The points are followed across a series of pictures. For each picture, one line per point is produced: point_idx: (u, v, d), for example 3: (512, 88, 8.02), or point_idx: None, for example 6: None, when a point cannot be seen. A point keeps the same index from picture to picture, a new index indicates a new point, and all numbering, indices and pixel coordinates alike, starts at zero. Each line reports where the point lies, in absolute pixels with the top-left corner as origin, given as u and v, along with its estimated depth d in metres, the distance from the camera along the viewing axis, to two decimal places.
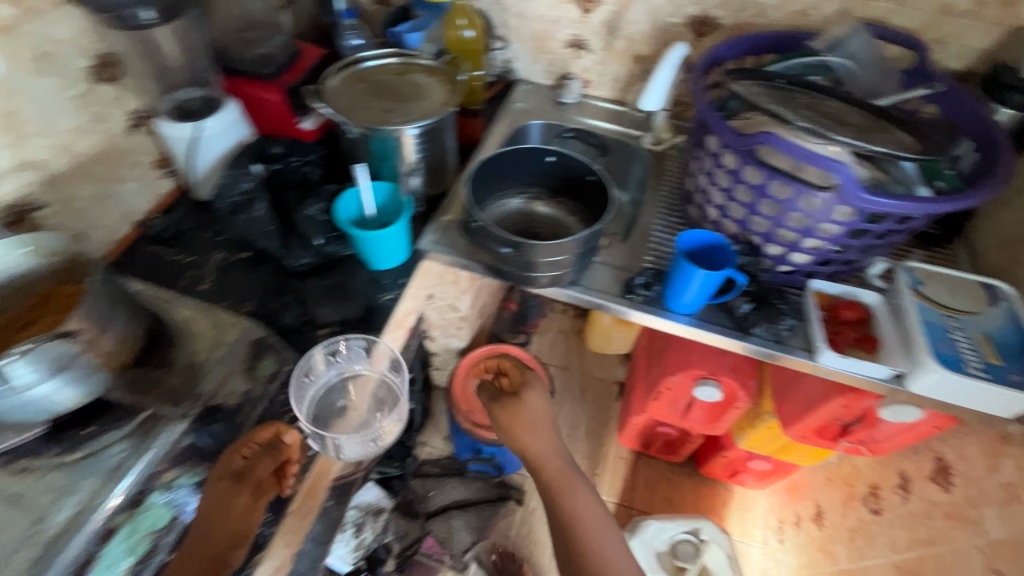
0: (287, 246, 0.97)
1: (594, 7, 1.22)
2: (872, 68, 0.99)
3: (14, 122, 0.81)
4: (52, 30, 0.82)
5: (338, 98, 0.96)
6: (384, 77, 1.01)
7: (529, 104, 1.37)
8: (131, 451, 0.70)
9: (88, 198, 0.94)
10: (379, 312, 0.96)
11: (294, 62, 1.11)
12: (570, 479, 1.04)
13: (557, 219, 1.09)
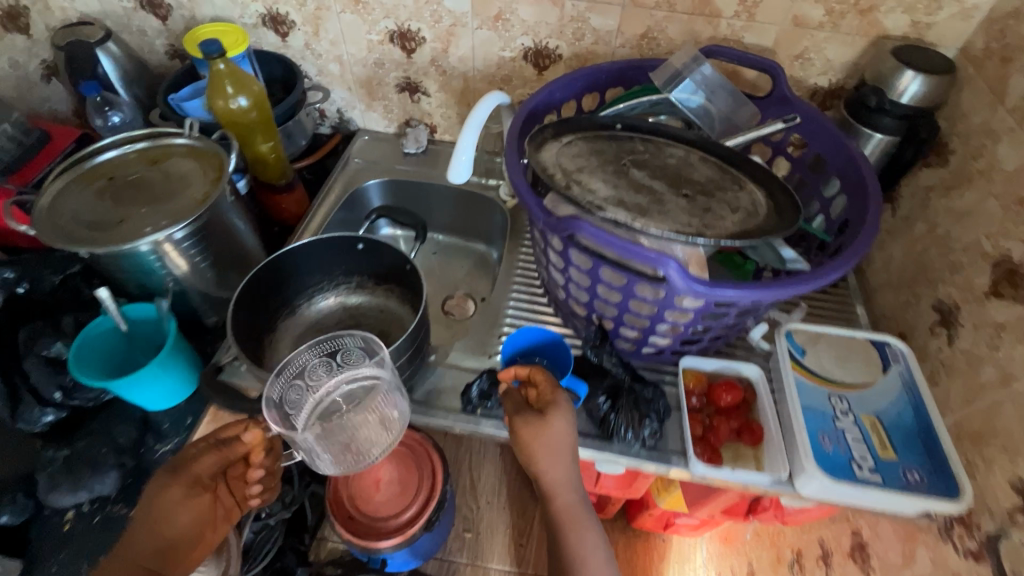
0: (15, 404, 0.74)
1: (416, 45, 1.03)
2: (723, 98, 0.84)
3: None
4: None
5: (61, 207, 0.75)
6: (127, 169, 0.81)
7: (367, 159, 1.17)
8: None
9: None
10: (148, 473, 0.75)
11: (32, 156, 0.89)
12: (578, 517, 0.71)
13: (382, 310, 0.91)
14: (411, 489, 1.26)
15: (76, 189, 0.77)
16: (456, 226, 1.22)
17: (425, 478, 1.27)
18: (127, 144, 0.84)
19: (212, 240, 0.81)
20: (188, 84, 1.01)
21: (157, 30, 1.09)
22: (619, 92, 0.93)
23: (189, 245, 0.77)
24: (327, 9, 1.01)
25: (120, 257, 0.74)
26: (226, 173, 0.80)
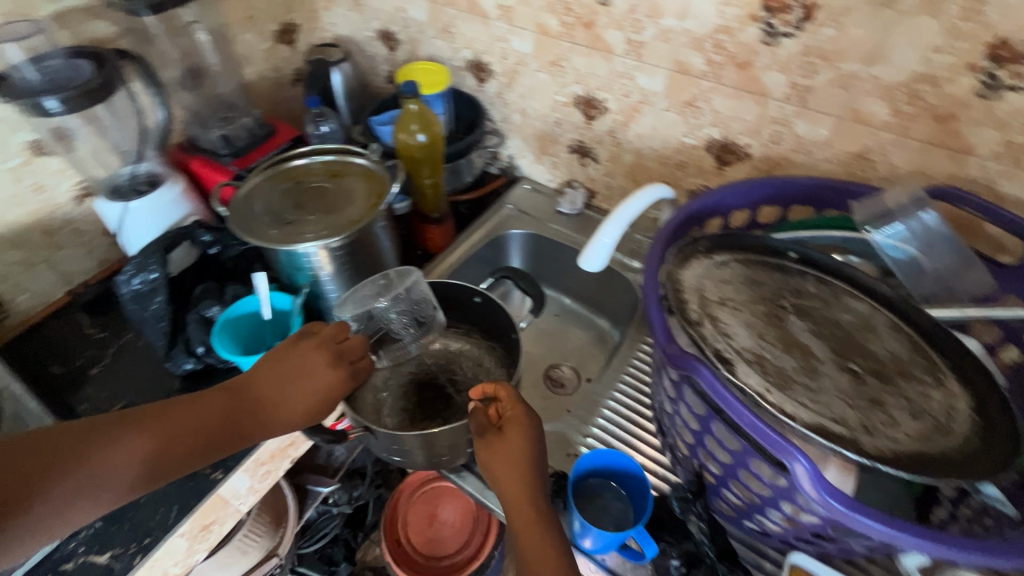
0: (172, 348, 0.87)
1: (599, 113, 1.01)
2: (948, 255, 0.66)
3: None
4: None
5: (257, 200, 0.88)
6: (315, 177, 0.92)
7: (520, 208, 1.18)
8: None
9: (13, 264, 0.93)
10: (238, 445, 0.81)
11: (255, 147, 1.05)
12: (533, 513, 0.63)
13: (481, 364, 0.91)
14: (460, 541, 1.21)
15: (266, 186, 0.91)
16: (589, 297, 1.16)
17: (477, 533, 1.21)
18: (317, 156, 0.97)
19: (359, 257, 0.87)
20: (390, 109, 1.13)
21: (386, 57, 1.23)
22: (808, 211, 0.78)
23: (338, 256, 0.84)
24: (524, 65, 1.04)
25: (280, 252, 0.83)
26: (380, 202, 0.86)
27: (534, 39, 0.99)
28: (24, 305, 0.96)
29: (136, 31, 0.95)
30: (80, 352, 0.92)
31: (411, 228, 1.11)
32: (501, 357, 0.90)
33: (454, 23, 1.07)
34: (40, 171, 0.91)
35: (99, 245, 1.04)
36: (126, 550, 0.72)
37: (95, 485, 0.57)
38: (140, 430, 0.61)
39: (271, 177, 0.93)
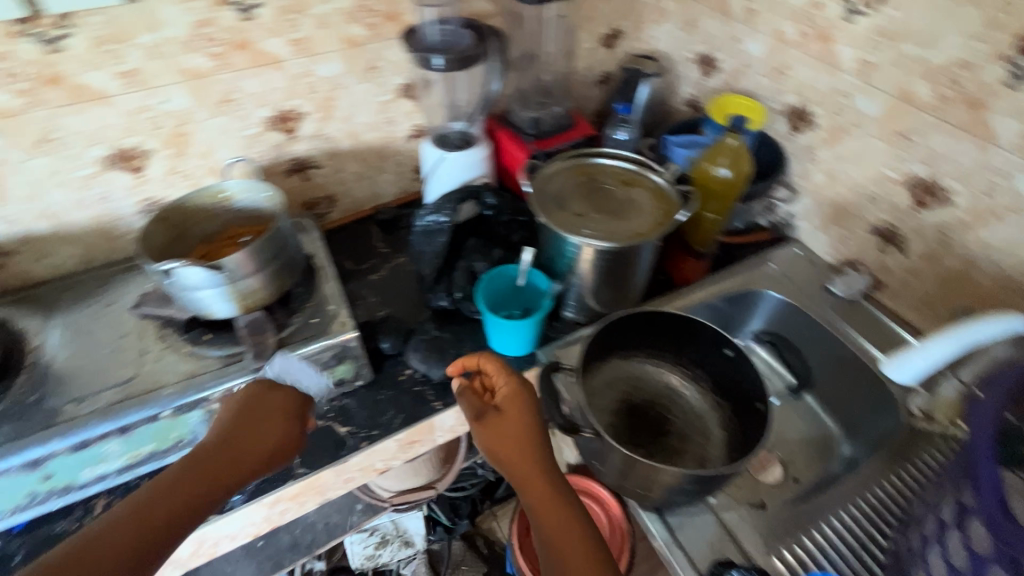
0: (439, 278, 1.04)
1: (932, 204, 0.89)
2: None
3: (330, 106, 1.03)
4: (319, 68, 0.97)
5: (553, 181, 0.95)
6: (610, 180, 0.96)
7: (805, 256, 1.12)
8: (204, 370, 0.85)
9: (355, 173, 1.15)
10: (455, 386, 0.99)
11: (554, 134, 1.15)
12: (541, 479, 0.77)
13: (690, 405, 0.99)
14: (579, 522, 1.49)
15: (551, 188, 0.94)
16: (819, 388, 1.07)
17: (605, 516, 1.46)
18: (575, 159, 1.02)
19: (613, 272, 0.92)
20: (682, 131, 1.17)
21: (694, 81, 1.23)
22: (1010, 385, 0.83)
23: (594, 260, 0.88)
24: (858, 126, 0.94)
25: (556, 237, 0.90)
26: (667, 224, 0.87)
27: (889, 102, 0.88)
28: (344, 208, 1.19)
29: (506, 12, 1.09)
30: (366, 257, 1.15)
31: (661, 258, 1.11)
32: (724, 411, 0.96)
33: (790, 64, 1.01)
34: (395, 109, 1.10)
35: (406, 177, 1.22)
36: (358, 432, 0.92)
37: (198, 507, 0.67)
38: (205, 246, 0.94)
39: (541, 180, 0.96)
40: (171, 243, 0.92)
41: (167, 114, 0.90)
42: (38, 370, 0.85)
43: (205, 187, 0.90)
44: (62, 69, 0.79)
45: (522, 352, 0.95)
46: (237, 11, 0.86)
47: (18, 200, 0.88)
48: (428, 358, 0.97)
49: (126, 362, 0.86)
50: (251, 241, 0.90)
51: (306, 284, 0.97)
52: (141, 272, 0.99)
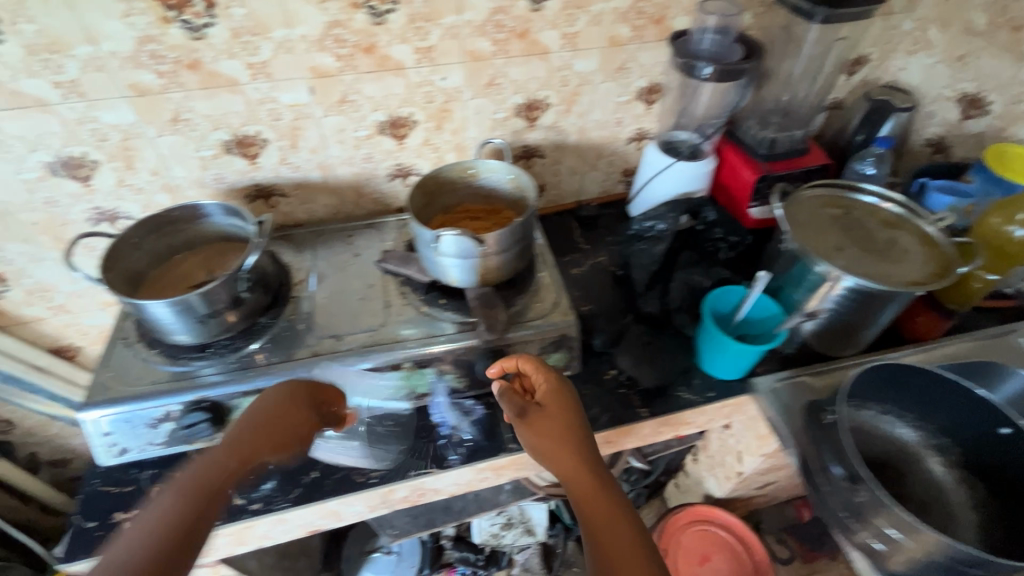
0: (649, 289, 1.04)
1: None
2: None
3: (446, 110, 1.01)
4: (512, 71, 0.99)
5: (809, 209, 0.91)
6: (870, 219, 0.90)
7: None
8: (459, 336, 0.90)
9: (568, 169, 1.22)
10: (667, 399, 0.93)
11: (790, 157, 1.11)
12: (585, 481, 0.68)
13: (940, 484, 0.87)
14: None
15: (809, 218, 0.90)
16: None
17: None
18: (824, 190, 0.95)
19: (860, 306, 0.86)
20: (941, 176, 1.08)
21: None
22: None
23: (848, 294, 0.84)
24: None
25: (803, 262, 0.88)
26: (949, 277, 0.80)
27: None
28: (548, 199, 1.27)
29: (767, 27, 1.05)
30: (578, 253, 1.19)
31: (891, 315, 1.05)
32: (982, 496, 0.84)
33: None
34: (616, 115, 1.15)
35: (613, 178, 1.28)
36: None
37: None
38: (229, 441, 0.65)
39: (801, 209, 0.91)
40: (422, 208, 1.00)
41: (352, 75, 0.91)
42: (304, 308, 0.94)
43: (456, 169, 0.98)
44: (286, 10, 0.81)
45: (733, 378, 0.94)
46: (532, 2, 0.91)
47: (203, 133, 0.91)
48: (640, 364, 0.93)
49: (362, 306, 0.95)
50: (247, 414, 0.70)
51: (500, 305, 0.93)
52: (299, 320, 0.92)
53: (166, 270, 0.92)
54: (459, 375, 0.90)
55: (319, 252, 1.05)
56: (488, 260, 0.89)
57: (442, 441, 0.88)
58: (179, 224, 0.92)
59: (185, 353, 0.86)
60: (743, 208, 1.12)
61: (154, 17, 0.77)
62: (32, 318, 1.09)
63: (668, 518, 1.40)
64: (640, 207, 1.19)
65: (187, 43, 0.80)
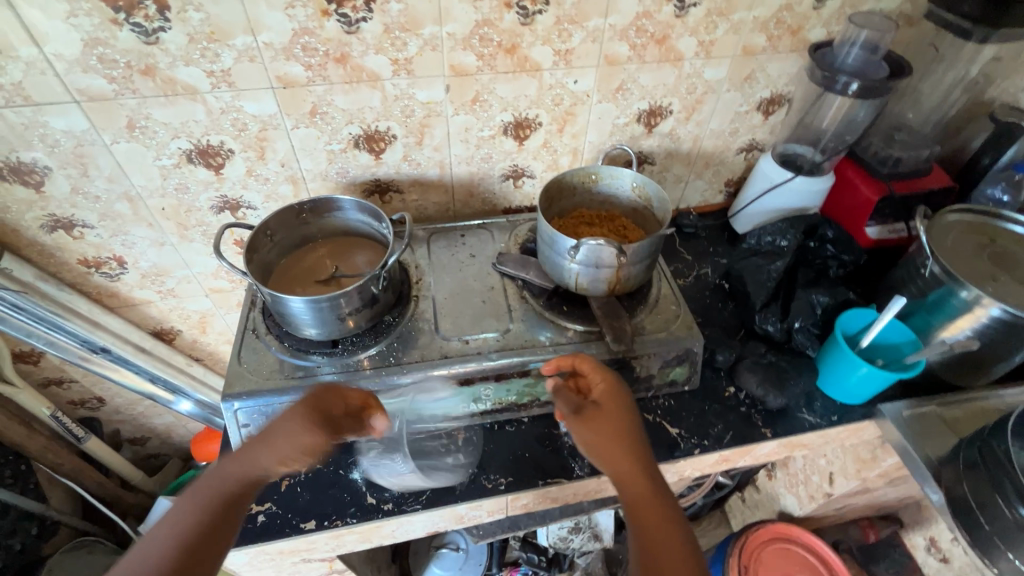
0: (766, 306, 1.02)
1: None
2: None
3: (571, 113, 0.99)
4: (643, 77, 0.97)
5: (953, 235, 0.89)
6: (1018, 248, 0.88)
7: None
8: (586, 346, 0.89)
9: (674, 177, 1.19)
10: (789, 420, 0.92)
11: (914, 177, 1.07)
12: (639, 481, 0.67)
13: None
14: None
15: (953, 245, 0.88)
16: None
17: None
18: (963, 215, 0.93)
19: (1005, 338, 0.84)
20: None
21: None
22: None
23: (995, 325, 0.82)
24: None
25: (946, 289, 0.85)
26: None
27: None
28: None
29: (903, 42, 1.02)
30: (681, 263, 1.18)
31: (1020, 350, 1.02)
32: None
33: None
34: (731, 125, 1.12)
35: (715, 188, 1.25)
36: (689, 437, 0.90)
37: None
38: (242, 459, 0.65)
39: (944, 235, 0.89)
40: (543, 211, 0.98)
41: (489, 76, 0.90)
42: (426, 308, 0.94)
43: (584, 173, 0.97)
44: (440, 8, 0.80)
45: (858, 404, 0.93)
46: (677, 8, 0.88)
47: (337, 126, 0.90)
48: (767, 385, 0.91)
49: (484, 309, 0.94)
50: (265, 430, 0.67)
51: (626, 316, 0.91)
52: (425, 320, 0.92)
53: (295, 262, 0.92)
54: None
55: (431, 250, 1.04)
56: (621, 271, 0.87)
57: (566, 448, 0.88)
58: (311, 217, 0.91)
59: (317, 348, 0.86)
60: (860, 226, 1.09)
61: (315, 10, 0.76)
62: (141, 300, 1.10)
63: (747, 537, 1.38)
64: (748, 220, 1.17)
65: (340, 37, 0.79)
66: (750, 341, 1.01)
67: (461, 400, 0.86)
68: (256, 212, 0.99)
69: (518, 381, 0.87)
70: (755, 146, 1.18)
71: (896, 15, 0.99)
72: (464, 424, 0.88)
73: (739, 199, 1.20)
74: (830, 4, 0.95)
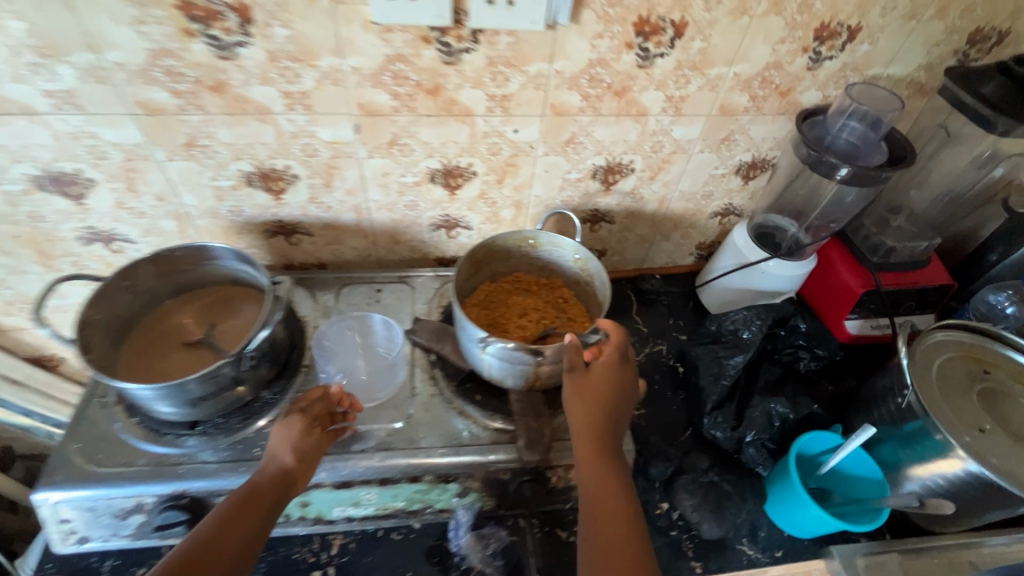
0: (720, 408, 0.88)
1: None
2: None
3: (512, 164, 0.85)
4: (598, 130, 0.82)
5: (940, 359, 0.75)
6: (1016, 385, 0.74)
7: None
8: (494, 449, 0.75)
9: (637, 237, 1.05)
10: (727, 554, 0.78)
11: (910, 269, 0.92)
12: (613, 488, 0.62)
13: None
14: None
15: (938, 378, 0.74)
16: None
17: None
18: (953, 338, 0.78)
19: (984, 500, 0.69)
20: None
21: None
22: None
23: (971, 483, 0.68)
24: None
25: (919, 427, 0.72)
26: None
27: None
28: (607, 264, 1.10)
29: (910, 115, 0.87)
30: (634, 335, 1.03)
31: None
32: None
33: None
34: (705, 188, 0.97)
35: (684, 251, 1.11)
36: None
37: None
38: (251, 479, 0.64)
39: (930, 364, 0.74)
40: (467, 278, 0.84)
41: (407, 118, 0.75)
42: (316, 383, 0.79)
43: (518, 237, 0.83)
44: (340, 37, 0.65)
45: (801, 537, 0.79)
46: (639, 57, 0.73)
47: (222, 161, 0.75)
48: (703, 510, 0.78)
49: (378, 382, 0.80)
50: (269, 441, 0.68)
51: (546, 416, 0.77)
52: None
53: (164, 317, 0.78)
54: (484, 495, 0.76)
55: (339, 306, 0.89)
56: (541, 368, 0.73)
57: (455, 568, 0.74)
58: (185, 265, 0.77)
59: (171, 429, 0.72)
60: (840, 319, 0.94)
61: (174, 28, 0.61)
62: (11, 327, 0.96)
63: None
64: (714, 295, 1.02)
65: (213, 62, 0.64)
66: (696, 447, 0.87)
67: (337, 504, 0.73)
68: (136, 246, 0.85)
69: (407, 486, 0.73)
70: (732, 211, 1.03)
71: (905, 83, 0.84)
72: (342, 528, 0.76)
73: (707, 269, 1.06)
74: (827, 66, 0.79)
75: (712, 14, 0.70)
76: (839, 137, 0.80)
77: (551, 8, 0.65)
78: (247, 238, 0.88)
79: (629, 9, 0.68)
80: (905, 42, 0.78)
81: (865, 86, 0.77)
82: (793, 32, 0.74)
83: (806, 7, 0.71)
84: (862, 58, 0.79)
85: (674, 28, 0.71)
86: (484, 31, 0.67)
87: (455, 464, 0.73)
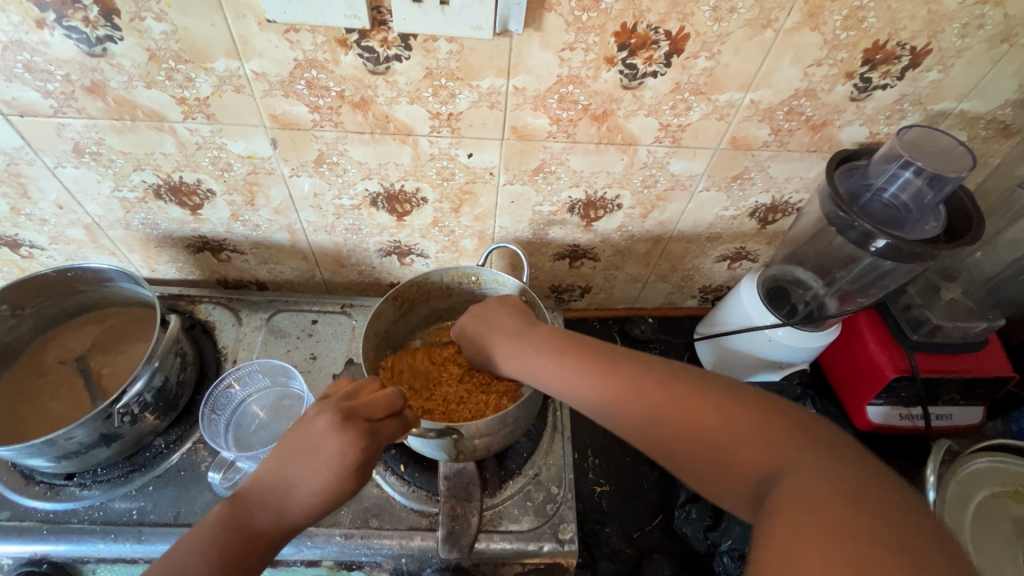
0: (695, 501, 0.73)
1: None
2: None
3: (469, 191, 0.70)
4: (573, 159, 0.66)
5: (971, 495, 0.66)
6: None
7: None
8: (403, 534, 0.64)
9: (627, 278, 0.88)
10: None
11: (962, 353, 0.73)
12: (750, 424, 0.41)
13: None
14: None
15: (973, 519, 0.64)
16: None
17: None
18: (1000, 466, 0.68)
19: None
20: None
21: None
22: None
23: None
24: None
25: None
26: None
27: None
28: (592, 301, 0.94)
29: None
30: None
31: None
32: None
33: None
34: (714, 229, 0.79)
35: (684, 295, 0.94)
36: None
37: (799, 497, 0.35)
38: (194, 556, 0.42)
39: (966, 499, 0.65)
40: (396, 315, 0.74)
41: (333, 135, 0.61)
42: None
43: (463, 269, 0.73)
44: (235, 35, 0.51)
45: None
46: (625, 76, 0.57)
47: (123, 170, 0.64)
48: None
49: (275, 427, 0.69)
50: (233, 517, 0.45)
51: (477, 499, 0.65)
52: (204, 455, 0.67)
53: (58, 341, 0.70)
54: None
55: (266, 335, 0.78)
56: (466, 445, 0.62)
57: None
58: (80, 286, 0.69)
59: (43, 478, 0.63)
60: (862, 399, 0.76)
61: (24, 17, 0.49)
62: None
63: None
64: (706, 347, 0.88)
65: (83, 59, 0.52)
66: (661, 544, 0.74)
67: None
68: (47, 253, 0.76)
69: (303, 568, 0.64)
70: (744, 255, 0.85)
71: (983, 122, 0.64)
72: None
73: (708, 318, 0.89)
74: (877, 97, 0.61)
75: (722, 25, 0.53)
76: (884, 193, 0.63)
77: (500, 10, 0.50)
78: (168, 252, 0.77)
79: (608, 14, 0.52)
80: (989, 72, 0.59)
81: (923, 129, 0.59)
82: (834, 53, 0.56)
83: (854, 21, 0.53)
84: (926, 88, 0.60)
85: (670, 41, 0.54)
86: (417, 36, 0.52)
87: (360, 551, 0.63)
